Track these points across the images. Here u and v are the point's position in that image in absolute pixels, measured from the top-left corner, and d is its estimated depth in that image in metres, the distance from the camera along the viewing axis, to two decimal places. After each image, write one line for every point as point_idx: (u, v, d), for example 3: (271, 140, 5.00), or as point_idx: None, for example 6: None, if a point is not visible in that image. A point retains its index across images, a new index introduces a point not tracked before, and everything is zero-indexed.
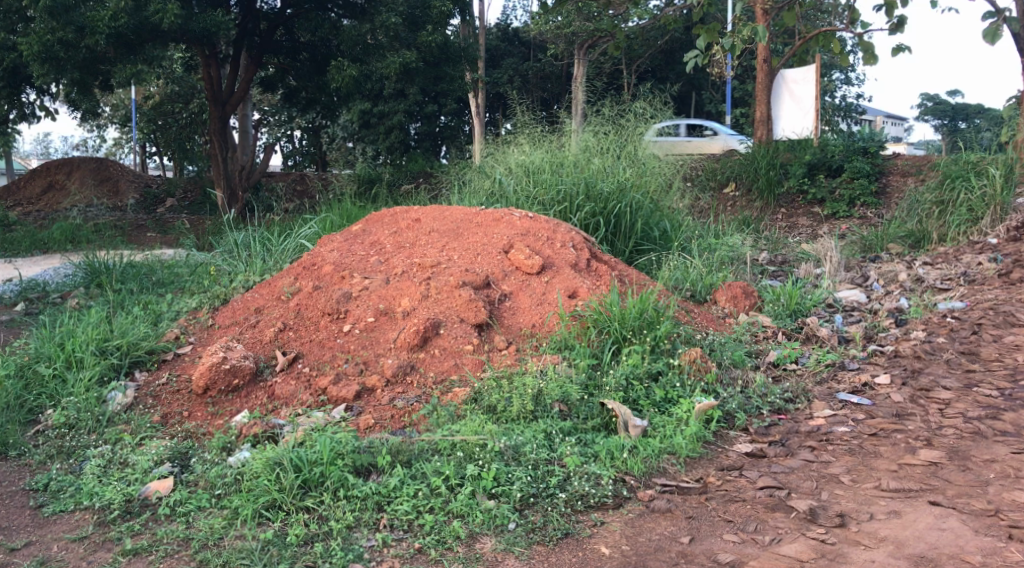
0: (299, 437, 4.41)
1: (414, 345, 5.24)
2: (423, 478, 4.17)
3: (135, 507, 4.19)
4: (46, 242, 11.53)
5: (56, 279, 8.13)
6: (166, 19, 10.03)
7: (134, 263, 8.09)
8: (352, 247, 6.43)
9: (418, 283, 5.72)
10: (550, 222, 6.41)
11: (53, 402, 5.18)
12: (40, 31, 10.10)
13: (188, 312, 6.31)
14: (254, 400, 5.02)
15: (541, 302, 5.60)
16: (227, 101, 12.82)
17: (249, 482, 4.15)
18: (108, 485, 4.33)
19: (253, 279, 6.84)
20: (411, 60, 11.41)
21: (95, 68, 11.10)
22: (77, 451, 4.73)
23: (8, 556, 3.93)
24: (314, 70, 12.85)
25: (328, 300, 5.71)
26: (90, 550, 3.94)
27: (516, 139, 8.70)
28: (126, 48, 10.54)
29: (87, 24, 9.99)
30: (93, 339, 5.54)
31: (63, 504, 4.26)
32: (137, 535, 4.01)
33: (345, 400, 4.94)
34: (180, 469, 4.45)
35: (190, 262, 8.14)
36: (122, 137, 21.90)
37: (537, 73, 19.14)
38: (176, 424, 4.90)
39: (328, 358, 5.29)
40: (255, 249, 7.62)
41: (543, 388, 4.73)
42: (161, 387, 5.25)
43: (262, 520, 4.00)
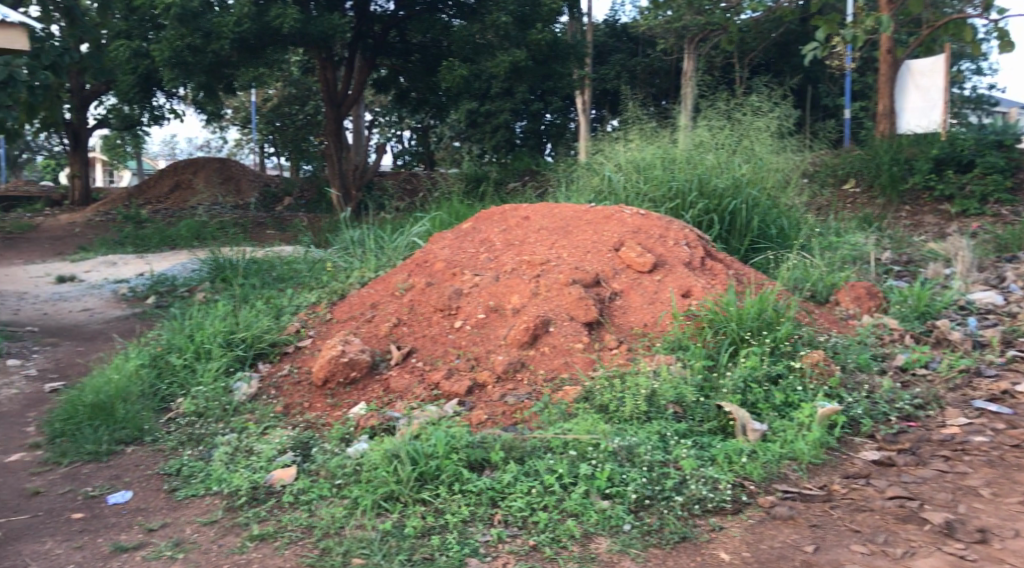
0: (416, 430, 4.49)
1: (524, 342, 5.27)
2: (536, 476, 4.17)
3: (260, 494, 4.34)
4: (174, 239, 12.31)
5: (182, 274, 9.26)
6: (286, 23, 10.32)
7: (257, 259, 8.57)
8: (463, 244, 6.51)
9: (527, 280, 5.74)
10: (663, 219, 6.30)
11: (184, 390, 5.52)
12: (171, 38, 10.66)
13: (307, 307, 6.55)
14: (371, 392, 5.22)
15: (654, 301, 5.51)
16: (342, 103, 13.32)
17: (368, 473, 4.26)
18: (235, 472, 4.52)
19: (369, 275, 6.99)
20: (521, 59, 11.35)
21: (221, 72, 11.62)
22: (206, 438, 5.00)
23: (147, 535, 4.12)
24: (425, 71, 13.04)
25: (441, 297, 5.85)
26: (220, 534, 4.08)
27: (627, 135, 8.56)
28: (249, 52, 11.05)
29: (214, 29, 10.50)
30: (220, 332, 5.90)
31: (194, 489, 4.47)
32: (263, 522, 4.15)
33: (457, 395, 5.03)
34: (302, 458, 4.63)
35: (307, 258, 8.41)
36: (244, 139, 22.77)
37: (645, 69, 18.87)
38: (298, 414, 5.14)
39: (441, 353, 5.41)
40: (370, 245, 7.78)
41: (656, 389, 4.65)
42: (283, 378, 5.54)
43: (381, 511, 4.10)
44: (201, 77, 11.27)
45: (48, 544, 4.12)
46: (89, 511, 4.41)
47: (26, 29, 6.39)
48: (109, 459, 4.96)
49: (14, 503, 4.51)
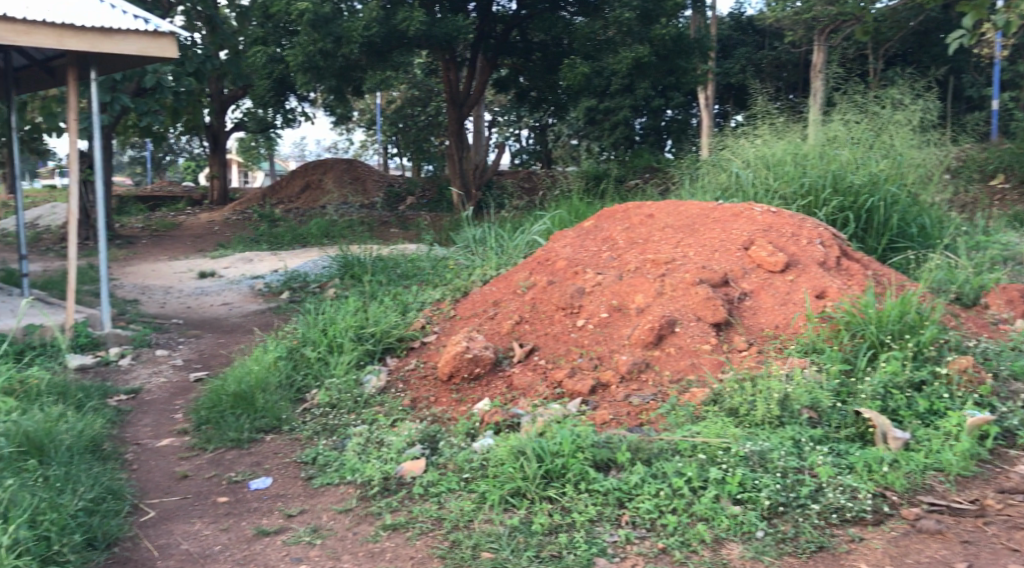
0: (541, 427, 4.53)
1: (649, 343, 5.20)
2: (664, 478, 4.11)
3: (393, 485, 4.58)
4: (304, 237, 12.76)
5: (314, 271, 9.61)
6: (412, 26, 10.54)
7: (383, 257, 8.78)
8: (585, 242, 6.48)
9: (652, 279, 5.66)
10: (795, 217, 6.11)
11: (318, 382, 5.76)
12: (306, 43, 11.19)
13: (431, 303, 6.66)
14: (494, 389, 5.27)
15: (786, 302, 5.34)
16: (464, 102, 13.48)
17: (495, 469, 4.35)
18: (368, 463, 4.76)
19: (490, 273, 7.03)
20: (644, 54, 11.21)
21: (350, 76, 11.97)
22: (339, 429, 5.23)
23: (287, 520, 4.41)
24: (546, 70, 13.03)
25: (563, 296, 5.84)
26: (355, 522, 4.34)
27: (757, 130, 8.34)
28: (377, 56, 11.35)
29: (343, 34, 10.82)
30: (351, 326, 6.09)
31: (330, 477, 4.75)
32: (395, 512, 4.38)
33: (580, 394, 5.01)
34: (430, 451, 4.81)
35: (431, 255, 8.55)
36: (368, 139, 23.34)
37: (772, 62, 18.48)
38: (424, 408, 5.27)
39: (563, 352, 5.41)
40: (493, 244, 7.84)
41: (790, 393, 4.51)
42: (410, 372, 5.71)
43: (508, 506, 4.18)
44: (331, 80, 11.71)
45: (197, 525, 4.41)
46: (234, 495, 4.71)
47: (177, 37, 6.56)
48: (250, 446, 5.24)
49: (165, 485, 4.82)
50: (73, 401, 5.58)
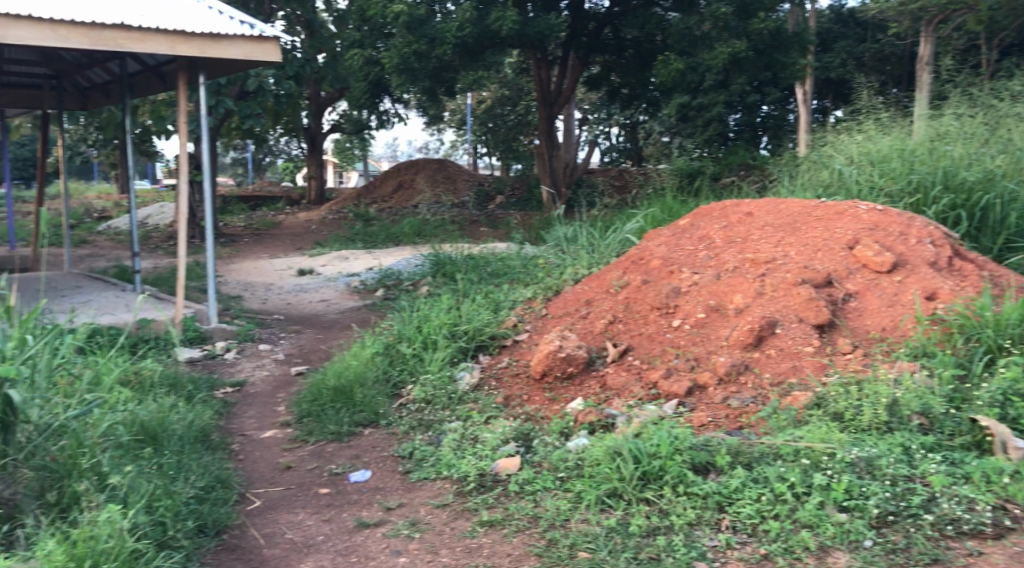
0: (638, 428, 4.47)
1: (748, 344, 5.09)
2: (765, 483, 4.02)
3: (488, 482, 4.60)
4: (398, 235, 12.94)
5: (407, 269, 9.73)
6: (505, 25, 10.55)
7: (474, 255, 8.83)
8: (680, 241, 6.38)
9: (751, 279, 5.53)
10: (903, 216, 5.89)
11: (413, 378, 5.82)
12: (400, 45, 11.30)
13: (523, 301, 6.66)
14: (588, 388, 5.24)
15: (894, 304, 5.15)
16: (555, 100, 13.47)
17: (591, 469, 4.33)
18: (464, 459, 4.80)
19: (583, 272, 6.98)
20: (741, 50, 10.87)
21: (443, 76, 12.08)
22: (435, 424, 5.28)
23: (386, 513, 4.48)
24: (639, 66, 12.94)
25: (658, 295, 5.76)
26: (452, 518, 4.37)
27: (861, 125, 8.11)
28: (470, 57, 11.43)
29: (437, 35, 10.94)
30: (445, 323, 6.13)
31: (427, 472, 4.80)
32: (491, 508, 4.39)
33: (677, 395, 4.93)
34: (524, 449, 4.82)
35: (522, 254, 8.55)
36: (459, 139, 23.55)
37: (875, 55, 17.91)
38: (517, 406, 5.27)
39: (658, 352, 5.33)
40: (586, 242, 7.79)
41: (899, 398, 4.34)
42: (503, 370, 5.72)
43: (605, 507, 4.15)
44: (425, 81, 11.83)
45: (300, 515, 4.51)
46: (335, 487, 4.80)
47: (279, 42, 6.71)
48: (349, 439, 5.34)
49: (270, 476, 4.95)
50: (184, 392, 5.78)
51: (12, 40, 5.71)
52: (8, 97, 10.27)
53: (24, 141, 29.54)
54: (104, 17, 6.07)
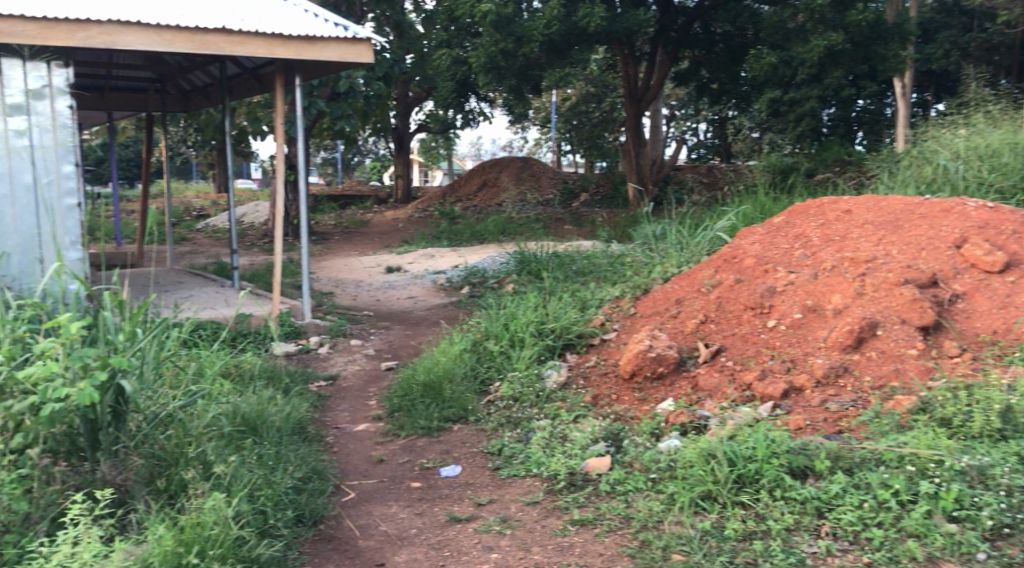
0: (732, 430, 4.39)
1: (848, 346, 4.94)
2: (868, 490, 3.90)
3: (579, 481, 4.57)
4: (482, 234, 13.00)
5: (492, 267, 9.78)
6: (593, 22, 10.47)
7: (560, 253, 8.81)
8: (775, 239, 6.24)
9: (850, 279, 5.37)
10: (1015, 213, 5.65)
11: (501, 375, 5.83)
12: (487, 44, 11.38)
13: (611, 300, 6.61)
14: (679, 389, 5.17)
15: (1005, 306, 4.95)
16: (643, 97, 13.35)
17: (684, 470, 4.26)
18: (553, 457, 4.78)
19: (672, 270, 6.89)
20: (837, 42, 10.68)
21: (529, 74, 12.09)
22: (523, 422, 5.28)
23: (477, 509, 4.49)
24: (730, 60, 12.70)
25: (752, 295, 5.64)
26: (542, 515, 4.36)
27: (968, 119, 7.88)
28: (557, 54, 11.41)
29: (524, 33, 10.99)
30: (532, 321, 6.12)
31: (517, 469, 4.81)
32: (582, 507, 4.37)
33: (772, 397, 4.82)
34: (615, 449, 4.77)
35: (608, 252, 8.50)
36: (544, 137, 23.56)
37: (982, 45, 17.28)
38: (606, 406, 5.23)
39: (753, 353, 5.22)
40: (675, 239, 7.69)
41: (1012, 405, 4.16)
42: (591, 369, 5.67)
43: (699, 510, 4.08)
44: (512, 79, 12.01)
45: (393, 509, 4.56)
46: (426, 481, 4.84)
47: (373, 44, 6.78)
48: (439, 434, 5.37)
49: (363, 468, 5.02)
50: (281, 385, 5.91)
51: (121, 46, 5.87)
52: (115, 99, 10.68)
53: (128, 142, 30.77)
54: (206, 23, 6.21)
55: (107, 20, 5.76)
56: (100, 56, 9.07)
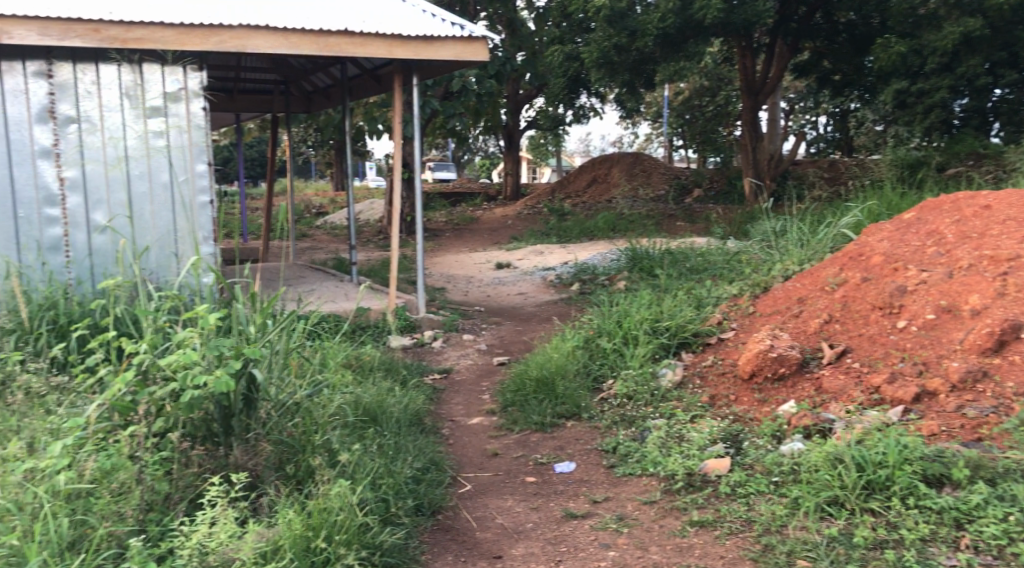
0: (861, 434, 4.22)
1: (987, 349, 4.69)
2: (1012, 501, 3.71)
3: (697, 481, 4.47)
4: (593, 230, 12.94)
5: (603, 264, 9.72)
6: (709, 14, 10.14)
7: (674, 250, 8.68)
8: (906, 236, 5.98)
9: (990, 279, 5.10)
10: None
11: (614, 372, 5.77)
12: (601, 39, 11.53)
13: (729, 298, 6.46)
14: (801, 391, 5.01)
15: None
16: (760, 90, 13.05)
17: (809, 474, 4.14)
18: (670, 457, 4.69)
19: (793, 268, 6.68)
20: (976, 28, 10.27)
21: (643, 68, 11.96)
22: (638, 420, 5.21)
23: (594, 506, 4.46)
24: (854, 50, 12.35)
25: (881, 294, 5.42)
26: (660, 515, 4.29)
27: None
28: (671, 48, 11.25)
29: (639, 27, 10.92)
30: (646, 319, 6.03)
31: (632, 468, 4.74)
32: (701, 509, 4.28)
33: (903, 402, 4.61)
34: (734, 451, 4.65)
35: (723, 249, 8.32)
36: (655, 132, 23.28)
37: None
38: (724, 407, 5.12)
39: (882, 355, 5.00)
40: (795, 235, 7.46)
41: None
42: (708, 369, 5.54)
43: (825, 515, 3.95)
44: (625, 75, 11.96)
45: (509, 502, 4.57)
46: (541, 476, 4.83)
47: (489, 42, 6.76)
48: (553, 430, 5.36)
49: (478, 461, 5.05)
50: (399, 377, 6.00)
51: (252, 49, 5.98)
52: (242, 102, 11.10)
53: (252, 143, 31.95)
54: (329, 25, 6.29)
55: (238, 25, 5.88)
56: (230, 61, 9.44)
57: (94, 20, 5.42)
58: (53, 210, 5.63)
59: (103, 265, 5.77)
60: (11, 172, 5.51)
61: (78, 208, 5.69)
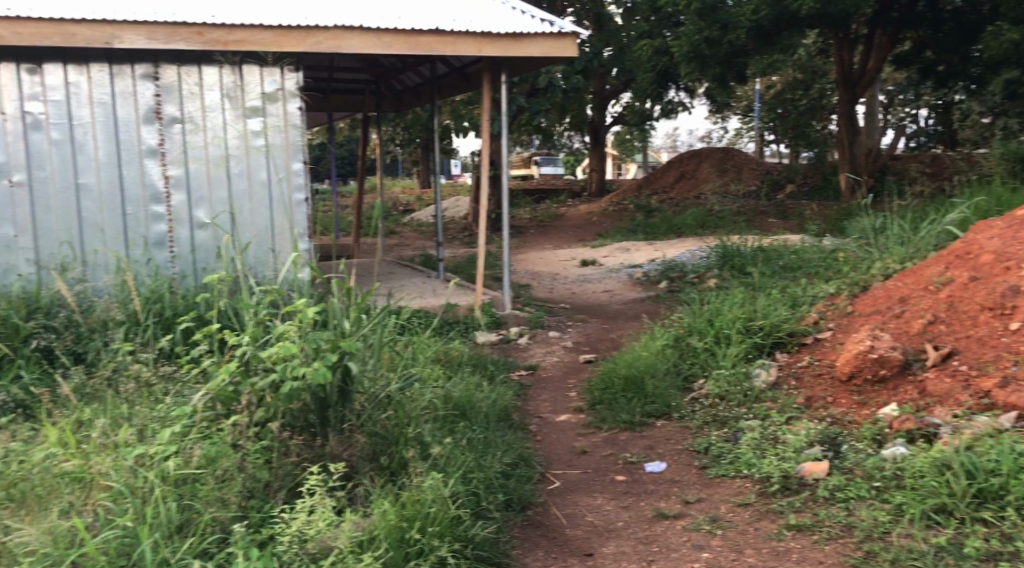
0: (970, 440, 4.06)
1: None
2: None
3: (793, 484, 4.35)
4: (680, 227, 12.77)
5: (692, 261, 9.58)
6: (804, 6, 9.82)
7: (766, 247, 8.48)
8: (1018, 234, 5.71)
9: None
10: None
11: (705, 372, 5.67)
12: (691, 33, 11.41)
13: (825, 297, 6.27)
14: (904, 393, 4.83)
15: None
16: (858, 83, 12.70)
17: (914, 480, 4.00)
18: (765, 459, 4.57)
19: (894, 266, 6.44)
20: None
21: (734, 62, 11.73)
22: (730, 421, 5.10)
23: (686, 507, 4.38)
24: (960, 40, 11.77)
25: (991, 294, 5.19)
26: (755, 518, 4.19)
27: None
28: (764, 40, 10.99)
29: (731, 20, 10.76)
30: (739, 318, 5.90)
31: (725, 469, 4.64)
32: (798, 512, 4.16)
33: (1015, 407, 4.39)
34: (832, 454, 4.51)
35: (819, 246, 8.09)
36: (745, 127, 22.82)
37: None
38: (821, 409, 4.97)
39: (992, 358, 4.78)
40: (896, 232, 7.20)
41: None
42: (804, 369, 5.39)
43: (932, 524, 3.81)
44: (716, 69, 11.75)
45: (599, 500, 4.52)
46: (631, 475, 4.77)
47: (578, 38, 6.70)
48: (642, 429, 5.29)
49: (567, 459, 5.01)
50: (486, 372, 6.01)
51: (346, 50, 6.05)
52: (335, 102, 11.33)
53: (342, 141, 32.54)
54: (421, 24, 6.32)
55: (333, 26, 5.96)
56: (323, 61, 9.61)
57: (198, 23, 5.57)
58: (158, 207, 5.80)
59: (204, 260, 5.94)
60: (120, 170, 5.70)
61: (180, 206, 5.85)
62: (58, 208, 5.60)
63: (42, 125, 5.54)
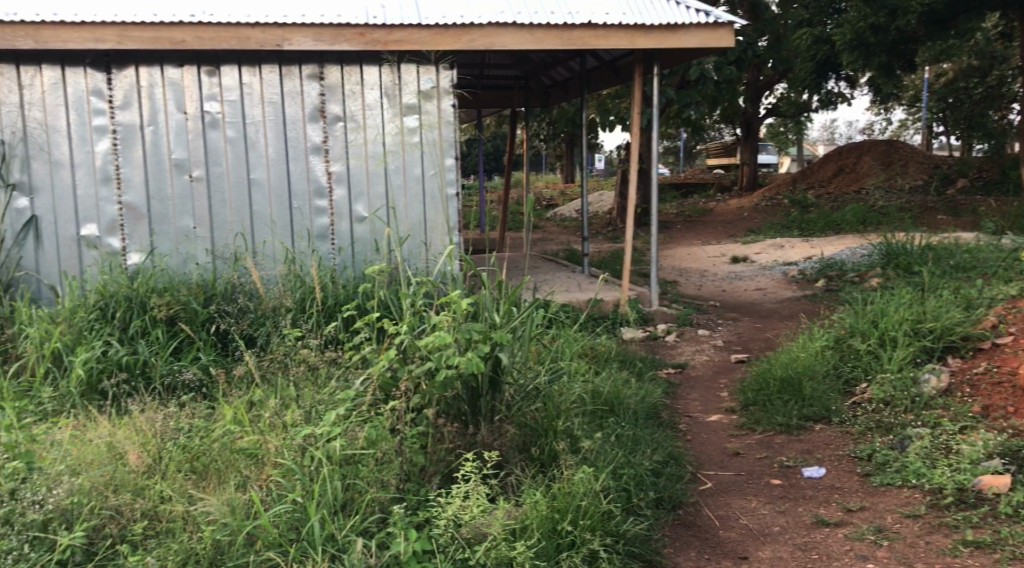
0: None
1: None
2: None
3: (970, 498, 4.09)
4: (839, 223, 12.28)
5: (853, 258, 9.17)
6: None
7: (936, 245, 8.01)
8: None
9: None
10: None
11: (868, 376, 5.39)
12: (854, 20, 11.07)
13: (1005, 299, 5.85)
14: None
15: None
16: None
17: None
18: (937, 470, 4.31)
19: None
20: None
21: (903, 49, 11.15)
22: (896, 428, 4.82)
23: (848, 515, 4.18)
24: None
25: None
26: (926, 530, 3.96)
27: None
28: (936, 26, 10.38)
29: (901, 5, 10.23)
30: (906, 319, 5.57)
31: (891, 478, 4.40)
32: (977, 528, 3.92)
33: None
34: (1015, 468, 4.20)
35: (996, 245, 7.57)
36: (912, 119, 21.64)
37: None
38: (1001, 419, 4.64)
39: None
40: None
41: None
42: (980, 376, 5.04)
43: None
44: (882, 57, 11.20)
45: (754, 503, 4.38)
46: (787, 479, 4.59)
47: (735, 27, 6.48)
48: (800, 433, 5.09)
49: (719, 459, 4.87)
50: (634, 369, 5.93)
51: (498, 47, 6.04)
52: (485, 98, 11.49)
53: (490, 136, 32.94)
54: (573, 17, 6.25)
55: (487, 23, 5.97)
56: (475, 58, 9.75)
57: (361, 24, 5.72)
58: (322, 202, 6.00)
59: (363, 253, 6.09)
60: (287, 166, 5.94)
61: (342, 200, 6.03)
62: (232, 201, 5.88)
63: (218, 124, 5.83)
